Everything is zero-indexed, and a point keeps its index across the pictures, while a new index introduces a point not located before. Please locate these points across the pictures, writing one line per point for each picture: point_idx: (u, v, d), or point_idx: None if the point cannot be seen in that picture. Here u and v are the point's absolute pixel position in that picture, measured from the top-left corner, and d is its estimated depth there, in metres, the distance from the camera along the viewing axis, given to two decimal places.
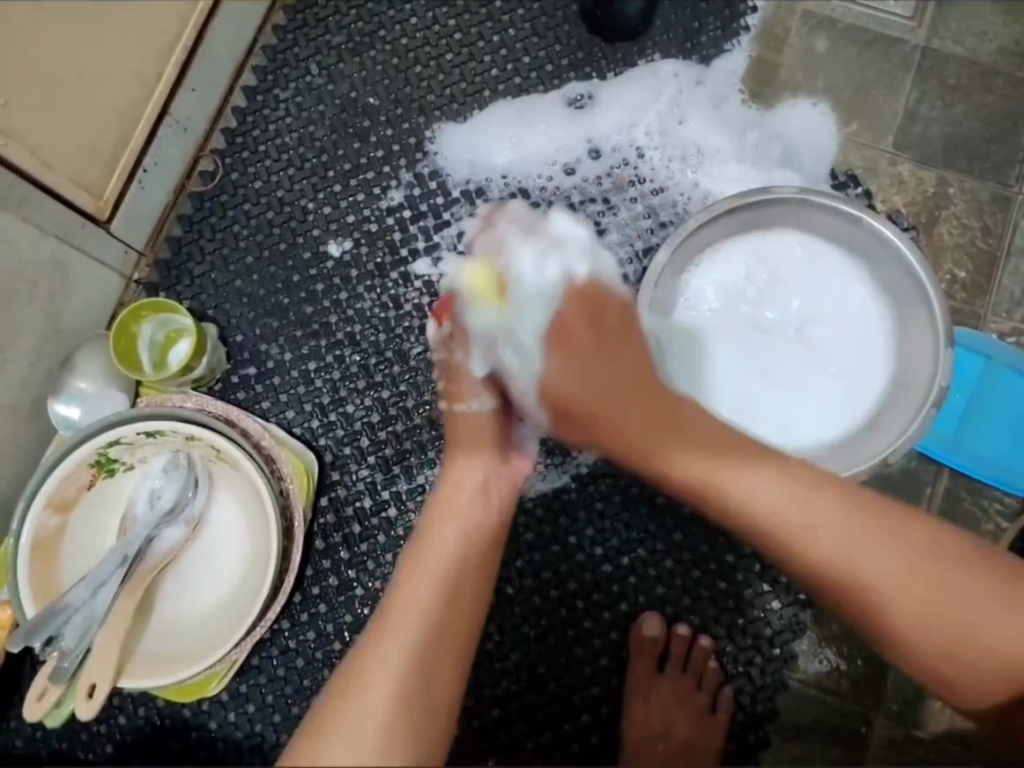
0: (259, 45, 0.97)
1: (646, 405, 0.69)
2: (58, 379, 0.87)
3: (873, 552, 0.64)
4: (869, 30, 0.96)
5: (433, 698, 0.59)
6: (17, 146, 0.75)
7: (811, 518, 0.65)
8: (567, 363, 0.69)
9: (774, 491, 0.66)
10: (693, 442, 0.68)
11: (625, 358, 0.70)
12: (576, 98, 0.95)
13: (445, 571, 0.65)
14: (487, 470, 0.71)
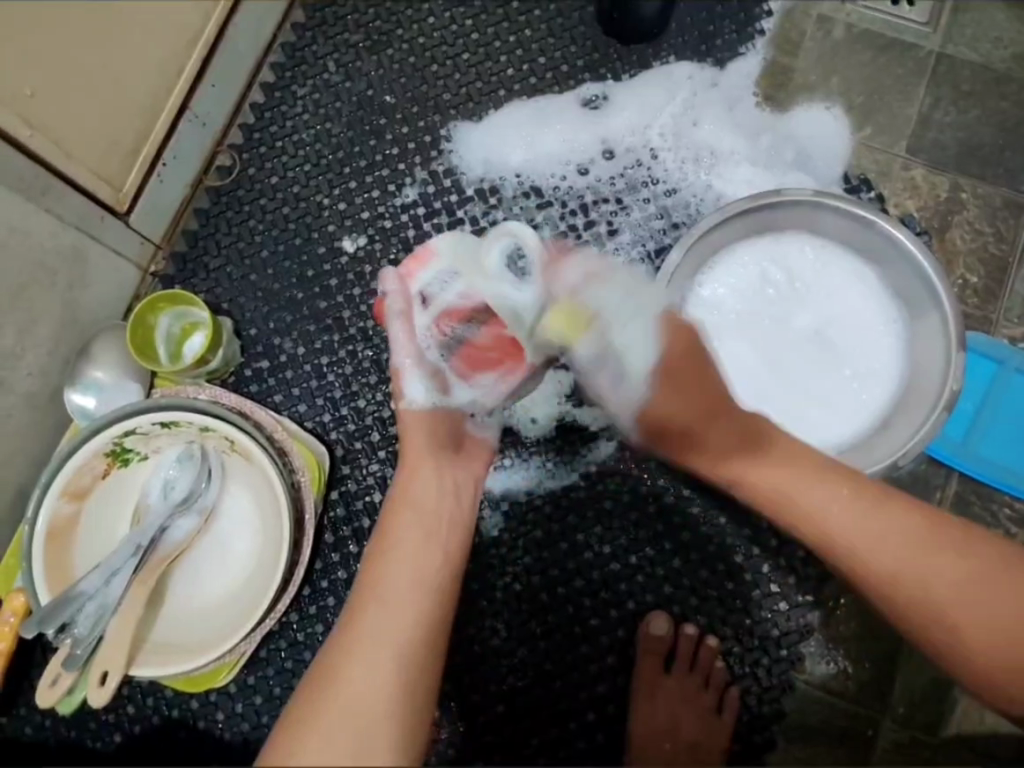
0: (278, 43, 0.99)
1: (717, 413, 0.74)
2: (74, 368, 0.88)
3: (922, 551, 0.67)
4: (884, 35, 0.96)
5: (414, 691, 0.60)
6: (42, 137, 0.77)
7: (867, 525, 0.68)
8: (668, 375, 0.74)
9: (835, 498, 0.70)
10: (758, 449, 0.73)
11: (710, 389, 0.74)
12: (591, 99, 0.95)
13: (411, 562, 0.66)
14: (439, 462, 0.73)
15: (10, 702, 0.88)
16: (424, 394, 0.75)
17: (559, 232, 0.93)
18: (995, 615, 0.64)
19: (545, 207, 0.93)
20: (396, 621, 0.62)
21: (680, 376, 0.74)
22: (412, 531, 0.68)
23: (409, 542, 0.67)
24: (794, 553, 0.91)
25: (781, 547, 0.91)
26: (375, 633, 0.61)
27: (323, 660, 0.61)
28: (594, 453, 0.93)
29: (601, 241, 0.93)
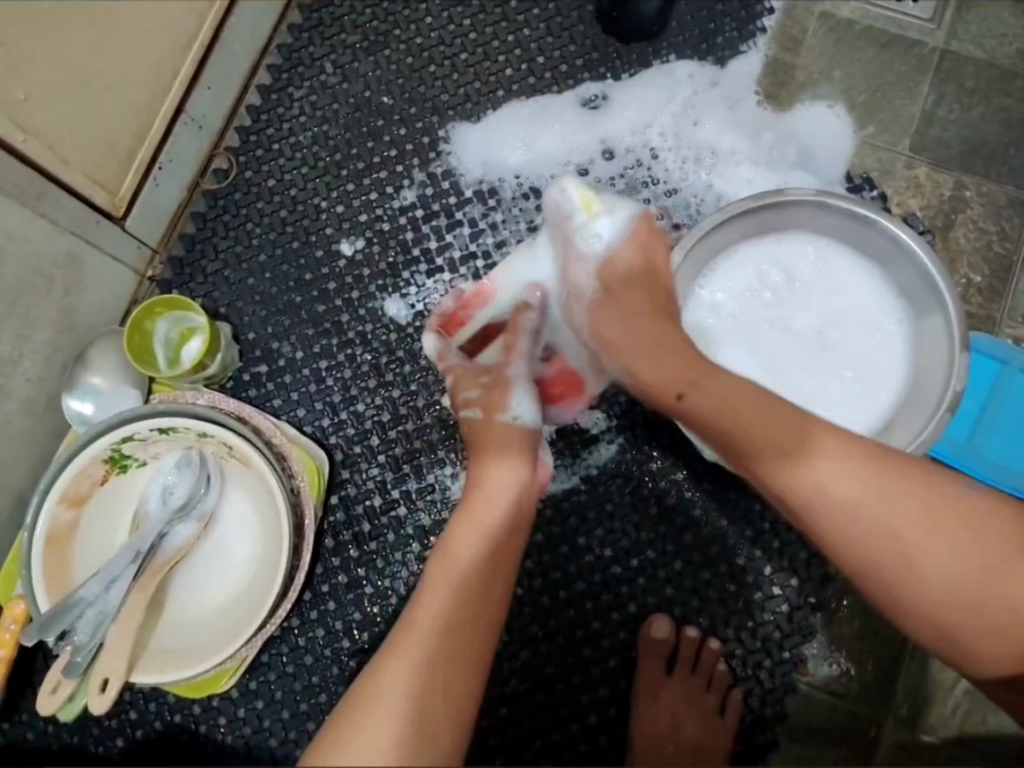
0: (274, 44, 0.98)
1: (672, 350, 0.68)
2: (71, 375, 0.87)
3: (926, 534, 0.62)
4: (887, 32, 0.95)
5: (446, 726, 0.55)
6: (36, 142, 0.76)
7: (866, 500, 0.63)
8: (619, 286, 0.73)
9: (839, 473, 0.63)
10: (735, 395, 0.65)
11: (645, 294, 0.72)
12: (590, 99, 0.94)
13: (467, 588, 0.62)
14: (517, 477, 0.69)
15: (12, 708, 0.88)
16: (525, 407, 0.74)
17: None
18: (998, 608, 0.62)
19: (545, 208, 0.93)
20: (440, 649, 0.58)
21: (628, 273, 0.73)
22: (476, 553, 0.64)
23: (469, 568, 0.63)
24: (797, 555, 0.90)
25: (783, 549, 0.90)
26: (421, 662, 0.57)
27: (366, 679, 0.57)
28: (596, 455, 0.92)
29: None
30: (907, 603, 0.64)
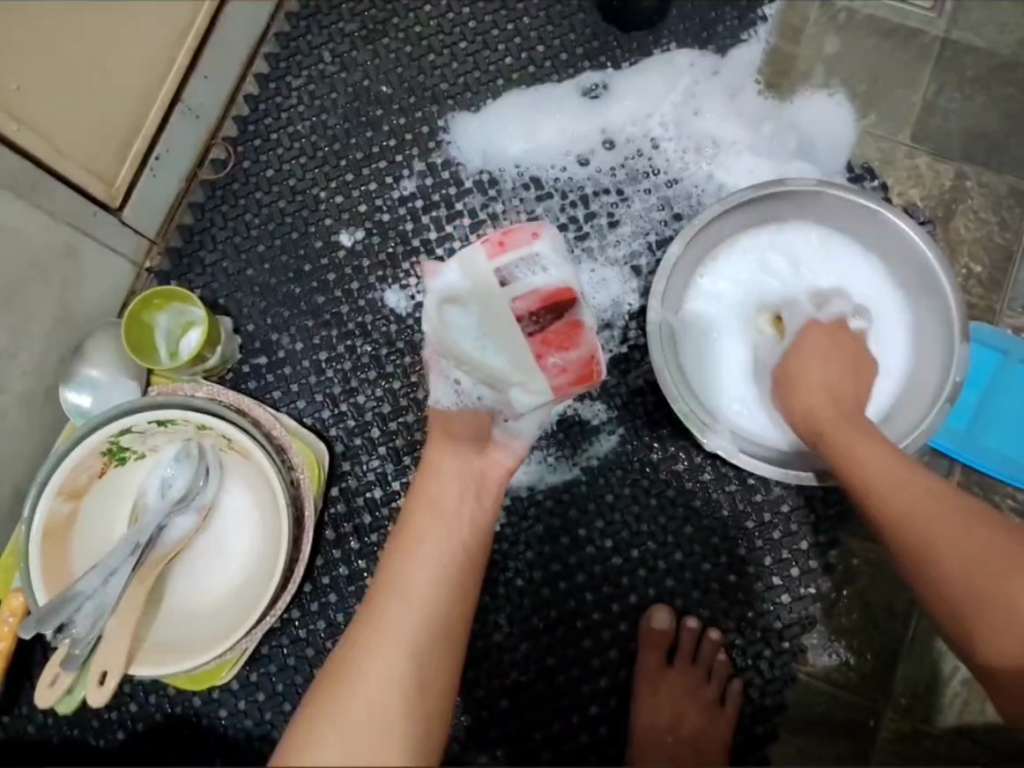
0: (271, 33, 0.97)
1: (833, 400, 0.77)
2: (70, 367, 0.87)
3: (992, 563, 0.62)
4: (888, 21, 0.95)
5: (429, 692, 0.60)
6: (30, 130, 0.75)
7: (935, 516, 0.65)
8: (832, 367, 0.79)
9: (886, 460, 0.69)
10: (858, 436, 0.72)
11: (834, 369, 0.79)
12: (590, 88, 0.94)
13: (431, 565, 0.66)
14: (461, 461, 0.72)
15: (12, 702, 0.88)
16: (451, 393, 0.73)
17: (559, 224, 0.92)
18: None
19: (546, 198, 0.92)
20: (413, 622, 0.62)
21: (830, 366, 0.79)
22: (435, 530, 0.68)
23: (430, 542, 0.67)
24: (798, 546, 0.90)
25: (784, 540, 0.90)
26: (395, 635, 0.61)
27: (339, 656, 0.62)
28: (596, 447, 0.92)
29: (602, 233, 0.92)
30: (972, 615, 0.62)
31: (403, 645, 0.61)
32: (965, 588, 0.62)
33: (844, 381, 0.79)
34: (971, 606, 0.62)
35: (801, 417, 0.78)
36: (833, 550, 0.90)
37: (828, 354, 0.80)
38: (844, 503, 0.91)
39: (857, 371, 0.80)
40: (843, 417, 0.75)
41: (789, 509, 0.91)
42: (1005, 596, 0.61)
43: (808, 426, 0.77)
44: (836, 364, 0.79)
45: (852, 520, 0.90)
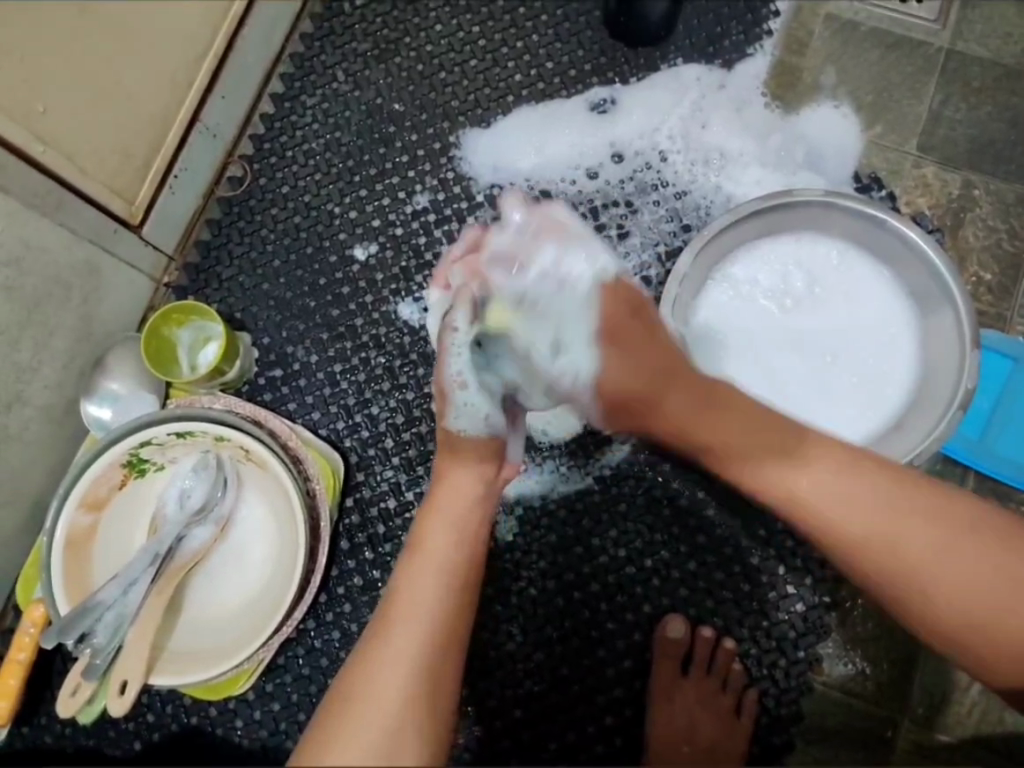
0: (287, 53, 0.99)
1: (685, 389, 0.69)
2: (91, 380, 0.88)
3: (925, 535, 0.63)
4: (892, 33, 0.96)
5: (439, 697, 0.61)
6: (56, 150, 0.77)
7: (865, 504, 0.64)
8: (621, 363, 0.68)
9: (809, 473, 0.66)
10: (745, 437, 0.68)
11: (653, 353, 0.69)
12: (599, 103, 0.95)
13: (445, 570, 0.66)
14: (482, 478, 0.71)
15: (31, 712, 0.89)
16: (474, 412, 0.70)
17: None
18: (990, 588, 0.62)
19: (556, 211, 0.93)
20: (426, 628, 0.62)
21: (620, 356, 0.68)
22: (448, 533, 0.68)
23: (446, 547, 0.67)
24: (811, 554, 0.90)
25: (797, 548, 0.91)
26: (407, 636, 0.62)
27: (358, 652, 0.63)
28: (608, 457, 0.93)
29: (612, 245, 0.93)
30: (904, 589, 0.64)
31: (416, 649, 0.61)
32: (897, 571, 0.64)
33: (654, 358, 0.69)
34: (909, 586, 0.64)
35: (664, 426, 0.70)
36: None
37: (628, 348, 0.68)
38: None
39: (661, 338, 0.70)
40: (722, 401, 0.69)
41: None
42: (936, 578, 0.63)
43: (679, 434, 0.70)
44: (639, 361, 0.68)
45: None
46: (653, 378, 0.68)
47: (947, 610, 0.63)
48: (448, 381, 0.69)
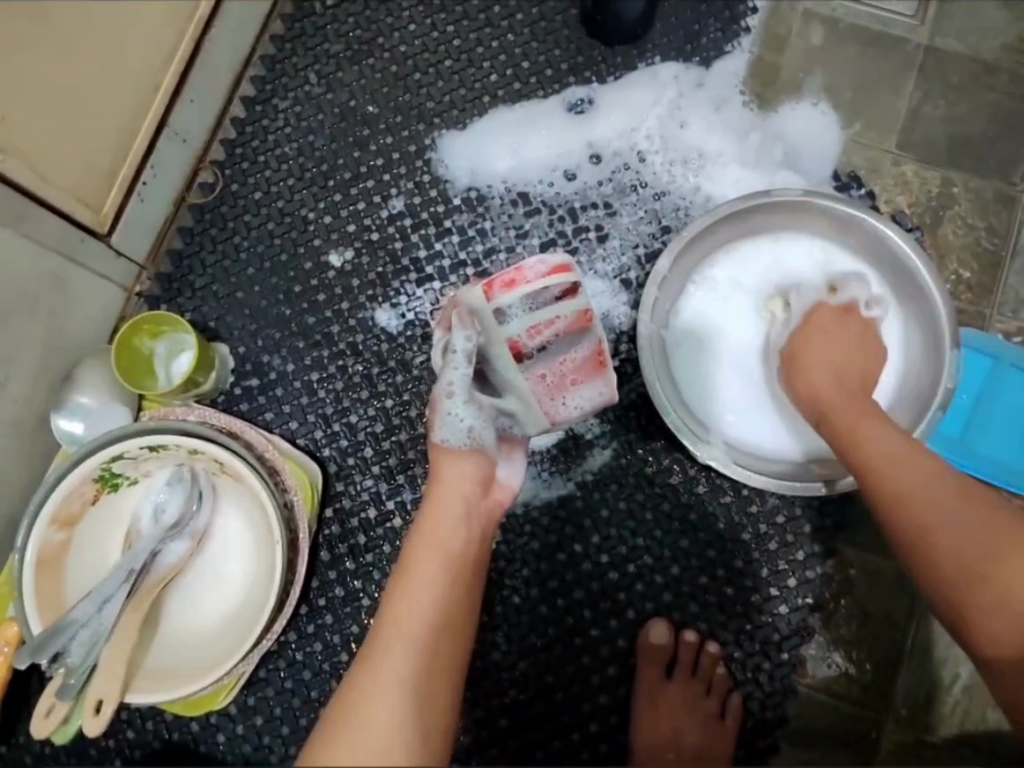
0: (257, 56, 0.97)
1: (840, 367, 0.79)
2: (61, 394, 0.86)
3: (980, 520, 0.66)
4: (870, 29, 0.95)
5: (427, 718, 0.59)
6: (15, 160, 0.75)
7: (931, 477, 0.68)
8: (822, 331, 0.81)
9: (898, 438, 0.71)
10: (852, 402, 0.75)
11: (840, 335, 0.80)
12: (576, 103, 0.94)
13: (429, 609, 0.64)
14: (465, 496, 0.71)
15: (8, 732, 0.88)
16: (461, 432, 0.70)
17: (548, 239, 0.92)
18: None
19: (534, 214, 0.92)
20: (411, 654, 0.61)
21: (817, 331, 0.81)
22: (435, 563, 0.66)
23: (434, 581, 0.65)
24: (794, 557, 0.90)
25: (780, 551, 0.90)
26: (394, 667, 0.60)
27: (342, 691, 0.60)
28: (591, 461, 0.92)
29: (592, 248, 0.92)
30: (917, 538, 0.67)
31: (402, 682, 0.59)
32: (954, 548, 0.66)
33: (835, 340, 0.80)
34: (929, 547, 0.66)
35: (805, 389, 0.78)
36: (830, 560, 0.90)
37: (829, 338, 0.80)
38: (840, 513, 0.91)
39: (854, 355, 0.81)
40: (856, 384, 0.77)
41: (785, 520, 0.91)
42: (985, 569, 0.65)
43: (816, 400, 0.77)
44: (847, 344, 0.80)
45: (849, 529, 0.90)
46: (828, 342, 0.80)
47: (955, 558, 0.65)
48: (438, 391, 0.69)
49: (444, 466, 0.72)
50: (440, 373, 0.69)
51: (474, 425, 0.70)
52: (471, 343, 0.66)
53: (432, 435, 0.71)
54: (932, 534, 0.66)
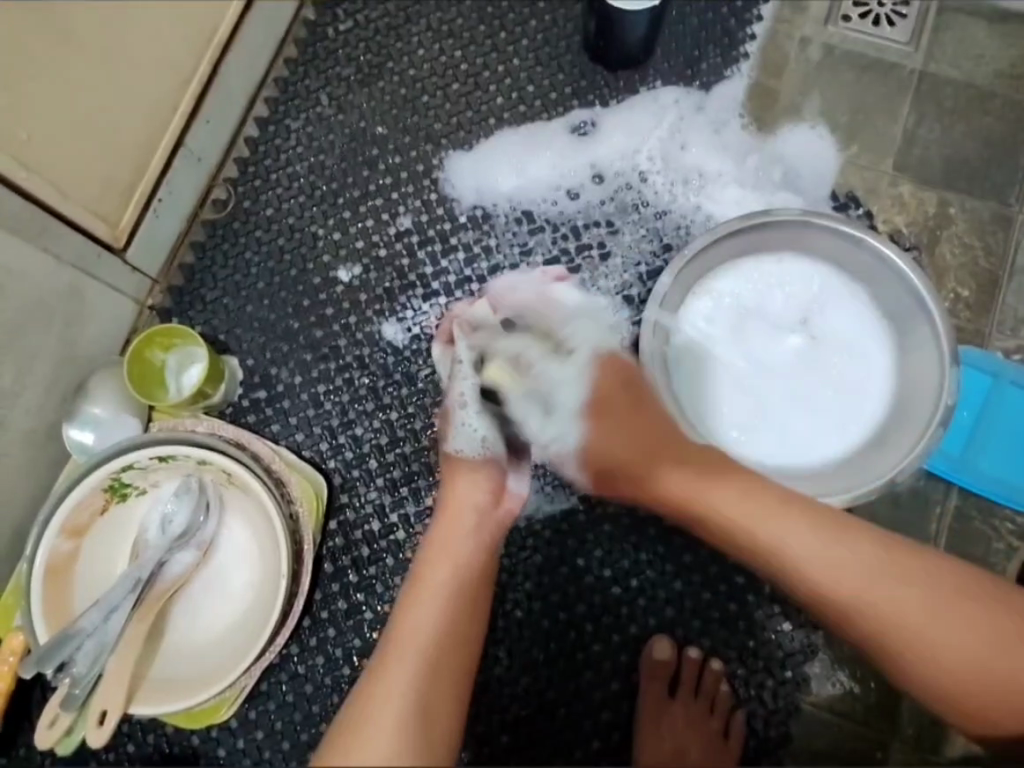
0: (270, 78, 1.00)
1: (667, 445, 0.75)
2: (72, 404, 0.88)
3: (898, 591, 0.66)
4: (866, 55, 0.98)
5: (432, 726, 0.59)
6: (37, 176, 0.77)
7: (840, 564, 0.67)
8: (599, 424, 0.76)
9: (797, 534, 0.69)
10: (728, 488, 0.72)
11: (619, 423, 0.76)
12: (579, 125, 0.97)
13: (438, 616, 0.64)
14: (478, 505, 0.72)
15: (9, 744, 0.87)
16: (475, 442, 0.74)
17: (551, 256, 0.94)
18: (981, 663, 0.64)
19: (538, 231, 0.94)
20: (419, 663, 0.61)
21: (597, 421, 0.76)
22: (446, 573, 0.67)
23: (443, 591, 0.66)
24: None
25: None
26: (402, 674, 0.60)
27: (351, 700, 0.61)
28: None
29: (594, 265, 0.93)
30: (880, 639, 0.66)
31: (407, 690, 0.60)
32: (888, 635, 0.66)
33: (628, 419, 0.76)
34: (889, 641, 0.66)
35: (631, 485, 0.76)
36: None
37: (603, 409, 0.76)
38: None
39: (654, 426, 0.76)
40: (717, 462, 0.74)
41: None
42: (926, 647, 0.65)
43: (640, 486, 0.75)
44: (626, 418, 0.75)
45: None
46: (616, 425, 0.76)
47: (896, 655, 0.67)
48: (453, 403, 0.76)
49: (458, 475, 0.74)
50: (451, 389, 0.76)
51: (488, 434, 0.74)
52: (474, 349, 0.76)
53: (446, 446, 0.76)
54: (887, 626, 0.66)
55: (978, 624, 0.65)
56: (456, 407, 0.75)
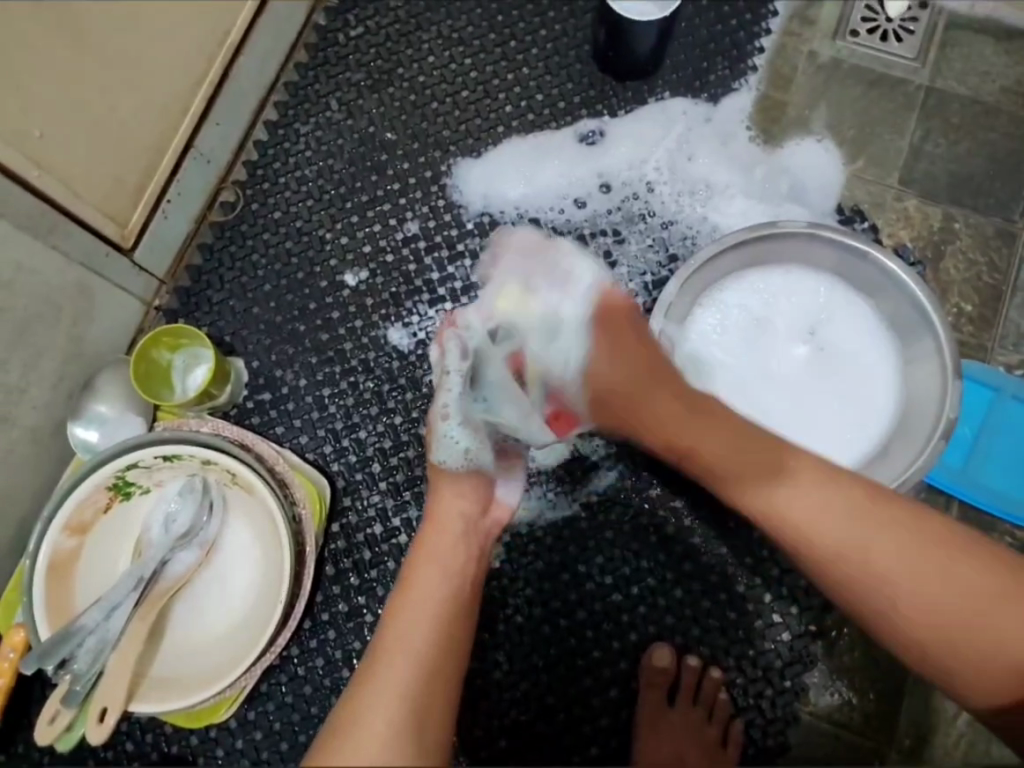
0: (281, 82, 1.01)
1: (666, 390, 0.73)
2: (78, 403, 0.88)
3: (885, 541, 0.65)
4: (873, 71, 0.99)
5: (423, 732, 0.59)
6: (49, 175, 0.78)
7: (826, 513, 0.66)
8: (609, 359, 0.74)
9: (787, 486, 0.68)
10: (721, 439, 0.70)
11: (633, 357, 0.74)
12: (587, 135, 0.97)
13: (429, 619, 0.65)
14: (466, 512, 0.72)
15: (8, 740, 0.88)
16: (459, 453, 0.72)
17: None
18: (970, 622, 0.63)
19: None
20: (410, 669, 0.61)
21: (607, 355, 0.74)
22: (435, 579, 0.67)
23: (434, 597, 0.66)
24: (796, 583, 0.90)
25: (783, 577, 0.91)
26: (392, 682, 0.61)
27: (341, 709, 0.61)
28: (596, 483, 0.93)
29: None
30: (863, 591, 0.65)
31: (399, 697, 0.60)
32: (871, 582, 0.65)
33: (636, 363, 0.74)
34: (866, 597, 0.65)
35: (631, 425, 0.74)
36: None
37: (615, 347, 0.74)
38: None
39: (658, 363, 0.74)
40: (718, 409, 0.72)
41: None
42: (911, 601, 0.64)
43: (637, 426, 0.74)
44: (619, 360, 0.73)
45: None
46: (625, 375, 0.73)
47: (884, 612, 0.65)
48: (437, 412, 0.71)
49: (445, 485, 0.73)
50: (437, 393, 0.71)
51: (475, 450, 0.72)
52: (465, 364, 0.69)
53: (431, 453, 0.73)
54: (863, 582, 0.65)
55: (975, 575, 0.64)
56: (442, 418, 0.71)
